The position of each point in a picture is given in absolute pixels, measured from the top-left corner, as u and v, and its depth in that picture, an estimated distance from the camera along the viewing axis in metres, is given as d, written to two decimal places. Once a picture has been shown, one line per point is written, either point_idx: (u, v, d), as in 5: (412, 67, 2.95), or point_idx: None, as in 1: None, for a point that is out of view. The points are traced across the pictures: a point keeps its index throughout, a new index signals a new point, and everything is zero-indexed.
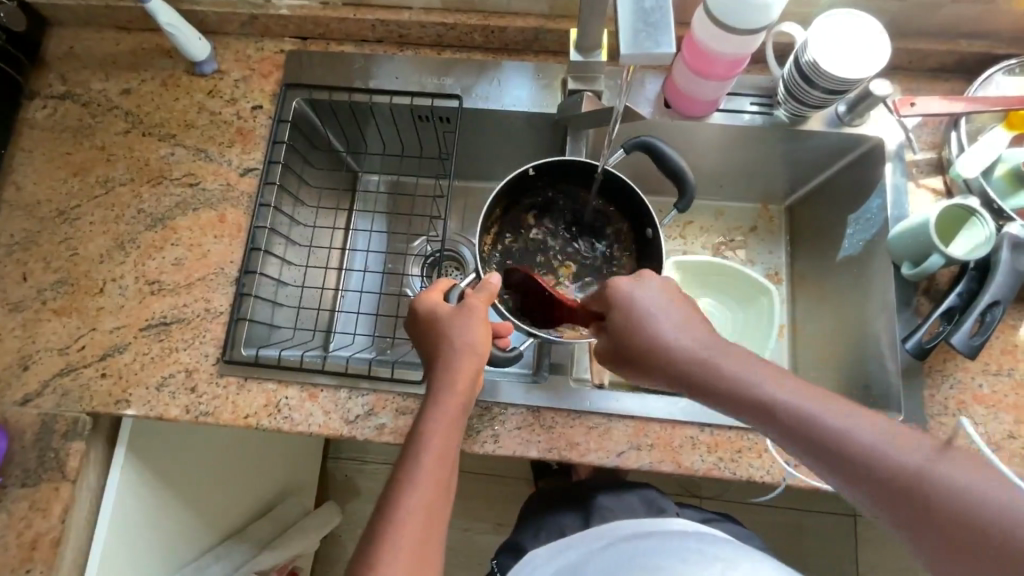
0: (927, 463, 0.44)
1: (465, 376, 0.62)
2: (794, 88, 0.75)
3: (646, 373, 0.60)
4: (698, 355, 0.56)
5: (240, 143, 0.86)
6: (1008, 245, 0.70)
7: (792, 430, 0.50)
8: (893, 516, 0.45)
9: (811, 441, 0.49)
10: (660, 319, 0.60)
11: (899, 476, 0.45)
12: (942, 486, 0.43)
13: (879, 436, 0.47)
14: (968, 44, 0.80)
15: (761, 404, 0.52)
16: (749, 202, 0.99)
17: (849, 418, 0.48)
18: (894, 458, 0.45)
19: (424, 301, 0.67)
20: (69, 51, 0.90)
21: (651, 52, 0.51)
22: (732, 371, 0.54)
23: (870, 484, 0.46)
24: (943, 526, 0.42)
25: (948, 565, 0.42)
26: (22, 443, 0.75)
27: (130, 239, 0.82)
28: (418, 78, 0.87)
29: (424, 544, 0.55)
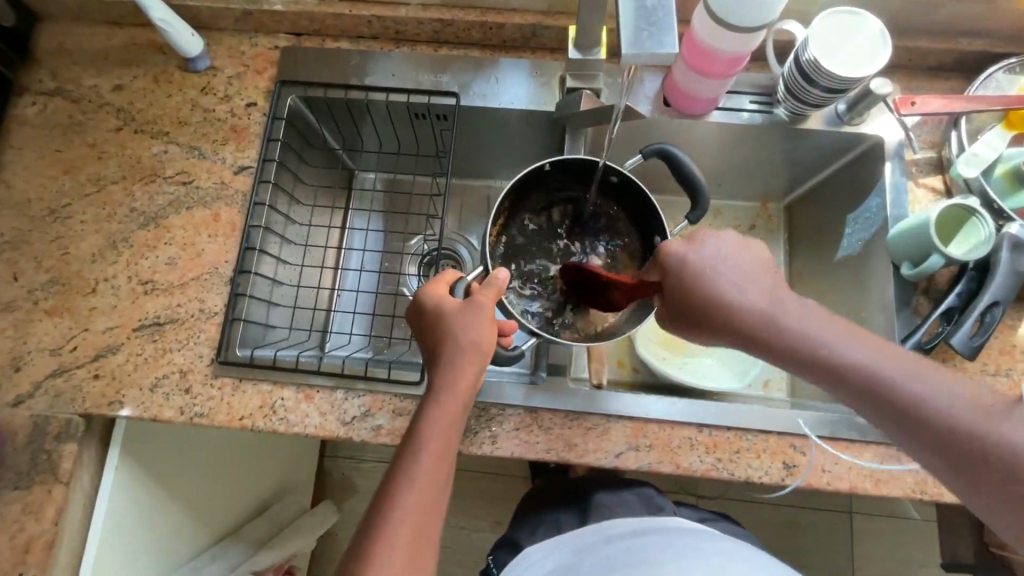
0: (994, 420, 0.49)
1: (468, 375, 0.61)
2: (794, 87, 0.75)
3: (707, 333, 0.62)
4: (771, 315, 0.58)
5: (234, 140, 0.85)
6: (1008, 245, 0.69)
7: (859, 386, 0.53)
8: (947, 464, 0.50)
9: (876, 397, 0.53)
10: (732, 281, 0.60)
11: (962, 431, 0.49)
12: (1007, 442, 0.48)
13: (945, 392, 0.51)
14: (968, 43, 0.80)
15: (834, 362, 0.55)
16: (748, 200, 0.98)
17: (919, 376, 0.52)
18: (967, 420, 0.49)
19: (430, 295, 0.65)
20: (59, 46, 0.89)
21: (654, 51, 0.51)
22: (804, 331, 0.56)
23: (941, 444, 0.50)
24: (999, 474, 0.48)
25: (1003, 515, 0.48)
26: (14, 445, 0.74)
27: (123, 238, 0.81)
28: (414, 75, 0.86)
29: (418, 542, 0.55)
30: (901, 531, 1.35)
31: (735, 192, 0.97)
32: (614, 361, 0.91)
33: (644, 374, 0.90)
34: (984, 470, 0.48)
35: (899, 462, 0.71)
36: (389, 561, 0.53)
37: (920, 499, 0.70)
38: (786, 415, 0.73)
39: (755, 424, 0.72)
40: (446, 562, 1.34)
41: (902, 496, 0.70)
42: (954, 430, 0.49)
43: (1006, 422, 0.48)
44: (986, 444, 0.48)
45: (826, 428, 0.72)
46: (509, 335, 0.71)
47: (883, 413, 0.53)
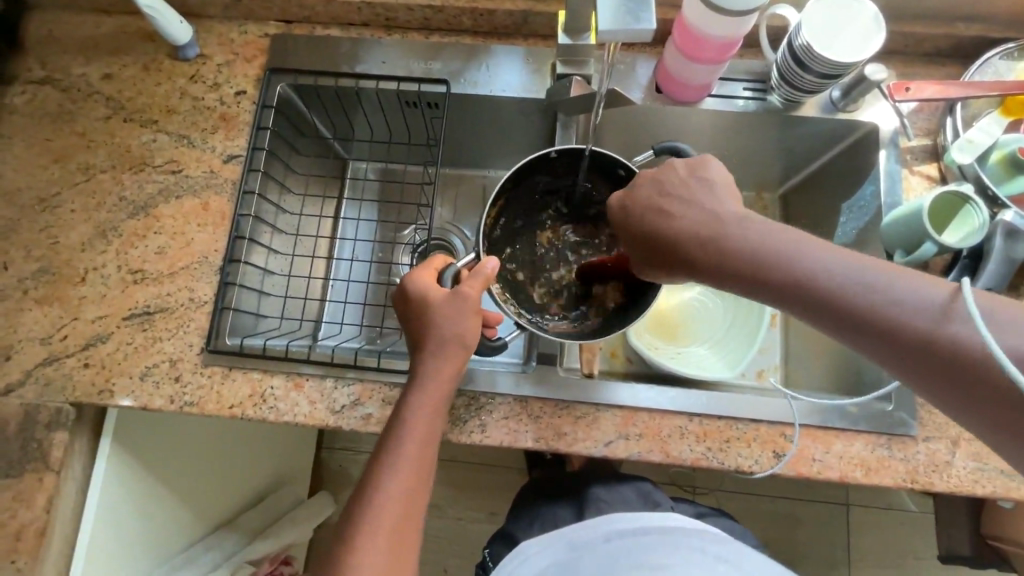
0: (943, 312, 0.46)
1: (450, 369, 0.62)
2: (788, 73, 0.74)
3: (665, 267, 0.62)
4: (713, 230, 0.58)
5: (224, 128, 0.84)
6: (1002, 232, 0.68)
7: (806, 296, 0.52)
8: (904, 366, 0.48)
9: (824, 306, 0.51)
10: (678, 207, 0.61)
11: (912, 332, 0.47)
12: (956, 333, 0.45)
13: (897, 290, 0.48)
14: (965, 28, 0.78)
15: (783, 272, 0.53)
16: (743, 190, 0.97)
17: (869, 276, 0.50)
18: (911, 307, 0.47)
19: (416, 282, 0.64)
20: (48, 34, 0.88)
21: (630, 28, 0.50)
22: (751, 244, 0.56)
23: (885, 335, 0.48)
24: (952, 370, 0.45)
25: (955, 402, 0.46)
26: (4, 433, 0.74)
27: (112, 227, 0.81)
28: (404, 63, 0.85)
29: (400, 531, 0.56)
30: (896, 524, 1.35)
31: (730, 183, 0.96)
32: (608, 352, 0.91)
33: (637, 365, 0.90)
34: (940, 368, 0.46)
35: (889, 451, 0.70)
36: (371, 550, 0.55)
37: (910, 489, 0.69)
38: (777, 404, 0.72)
39: (746, 413, 0.72)
40: (441, 554, 1.34)
41: (893, 485, 0.70)
42: (906, 329, 0.47)
43: (954, 316, 0.45)
44: (937, 339, 0.46)
45: (815, 415, 0.72)
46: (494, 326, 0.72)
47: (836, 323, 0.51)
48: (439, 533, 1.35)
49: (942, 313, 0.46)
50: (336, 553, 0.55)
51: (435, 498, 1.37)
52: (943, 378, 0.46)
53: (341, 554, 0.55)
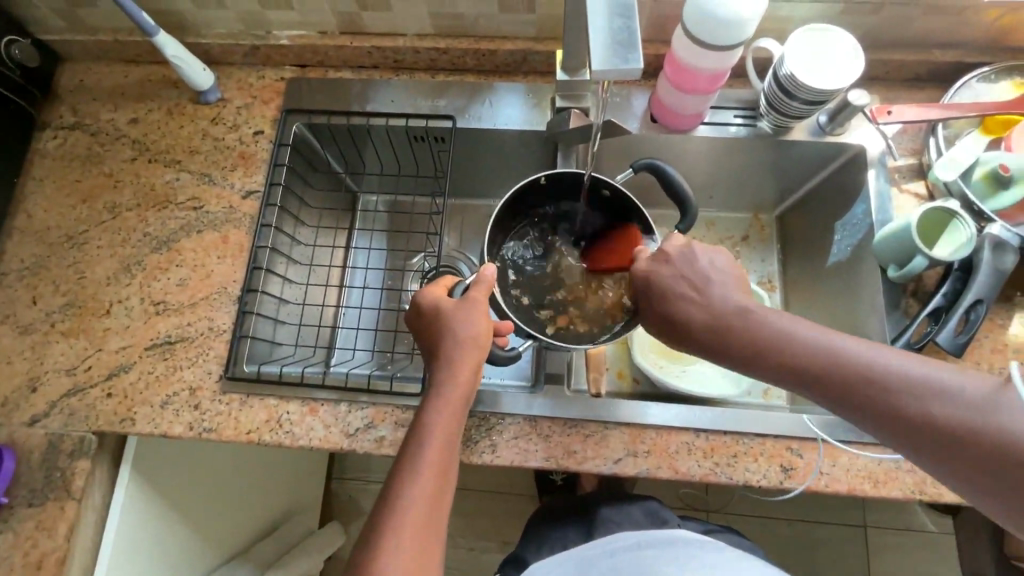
0: (991, 405, 0.46)
1: (468, 367, 0.64)
2: (775, 101, 0.78)
3: (683, 345, 0.63)
4: (724, 312, 0.60)
5: (242, 166, 0.89)
6: (990, 245, 0.71)
7: (841, 393, 0.53)
8: (940, 461, 0.48)
9: (853, 400, 0.52)
10: (694, 291, 0.62)
11: (956, 427, 0.47)
12: (1001, 431, 0.45)
13: (937, 384, 0.49)
14: (941, 54, 0.83)
15: (803, 367, 0.55)
16: (741, 213, 1.01)
17: (898, 372, 0.51)
18: (947, 405, 0.48)
19: (428, 295, 0.69)
20: (79, 84, 0.95)
21: (619, 68, 0.52)
22: (764, 336, 0.58)
23: (917, 434, 0.49)
24: (1000, 469, 0.45)
25: (1002, 500, 0.46)
26: (29, 464, 0.76)
27: (136, 261, 0.85)
28: (413, 101, 0.90)
29: (425, 533, 0.56)
30: (917, 545, 1.33)
31: (727, 205, 1.00)
32: (614, 372, 0.92)
33: (645, 385, 0.91)
34: (983, 468, 0.46)
35: (896, 463, 0.71)
36: (401, 542, 0.54)
37: (919, 500, 0.70)
38: (783, 417, 0.74)
39: (750, 428, 0.73)
40: None
41: (902, 497, 0.70)
42: (955, 432, 0.47)
43: (995, 411, 0.46)
44: (987, 435, 0.46)
45: (821, 429, 0.73)
46: (503, 335, 0.74)
47: (876, 423, 0.52)
48: (451, 564, 1.34)
49: (997, 406, 0.46)
50: (364, 551, 0.55)
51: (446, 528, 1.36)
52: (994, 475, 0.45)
53: (372, 549, 0.54)
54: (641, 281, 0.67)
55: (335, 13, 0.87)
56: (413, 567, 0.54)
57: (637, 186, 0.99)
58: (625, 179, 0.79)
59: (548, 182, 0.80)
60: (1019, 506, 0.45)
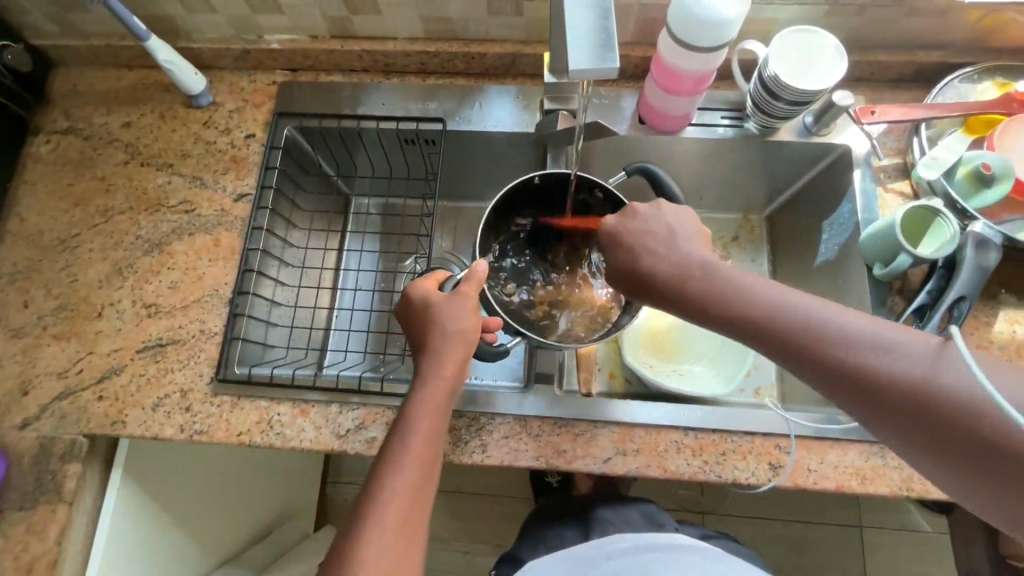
0: (935, 365, 0.47)
1: (454, 363, 0.64)
2: (761, 102, 0.79)
3: (648, 299, 0.65)
4: (687, 271, 0.62)
5: (234, 169, 0.90)
6: (973, 242, 0.71)
7: (788, 346, 0.54)
8: (878, 414, 0.50)
9: (801, 354, 0.53)
10: (660, 247, 0.64)
11: (899, 380, 0.48)
12: (944, 388, 0.46)
13: (885, 341, 0.50)
14: (924, 55, 0.84)
15: (755, 320, 0.56)
16: (730, 214, 1.02)
17: (848, 329, 0.52)
18: (893, 361, 0.49)
19: (418, 288, 0.69)
20: (72, 88, 0.95)
21: (599, 67, 0.52)
22: (721, 292, 0.59)
23: (861, 387, 0.50)
24: (935, 422, 0.46)
25: (937, 454, 0.47)
26: (20, 467, 0.76)
27: (128, 264, 0.85)
28: (403, 104, 0.91)
29: (407, 526, 0.56)
30: (912, 545, 1.33)
31: (717, 206, 1.01)
32: (606, 373, 0.92)
33: (636, 385, 0.91)
34: (919, 421, 0.47)
35: (883, 459, 0.72)
36: (383, 534, 0.55)
37: (906, 497, 0.70)
38: (773, 415, 0.74)
39: (739, 425, 0.74)
40: None
41: (889, 494, 0.71)
42: (896, 386, 0.48)
43: (938, 369, 0.47)
44: (927, 390, 0.47)
45: (810, 428, 0.73)
46: (493, 331, 0.74)
47: (820, 377, 0.52)
48: (447, 567, 1.34)
49: (940, 365, 0.47)
50: (346, 543, 0.55)
51: (441, 531, 1.36)
52: (932, 427, 0.47)
53: (354, 542, 0.55)
54: (609, 245, 0.69)
55: (325, 17, 0.88)
56: (394, 558, 0.54)
57: (628, 188, 1.00)
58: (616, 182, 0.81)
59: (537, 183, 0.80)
60: (951, 460, 0.46)
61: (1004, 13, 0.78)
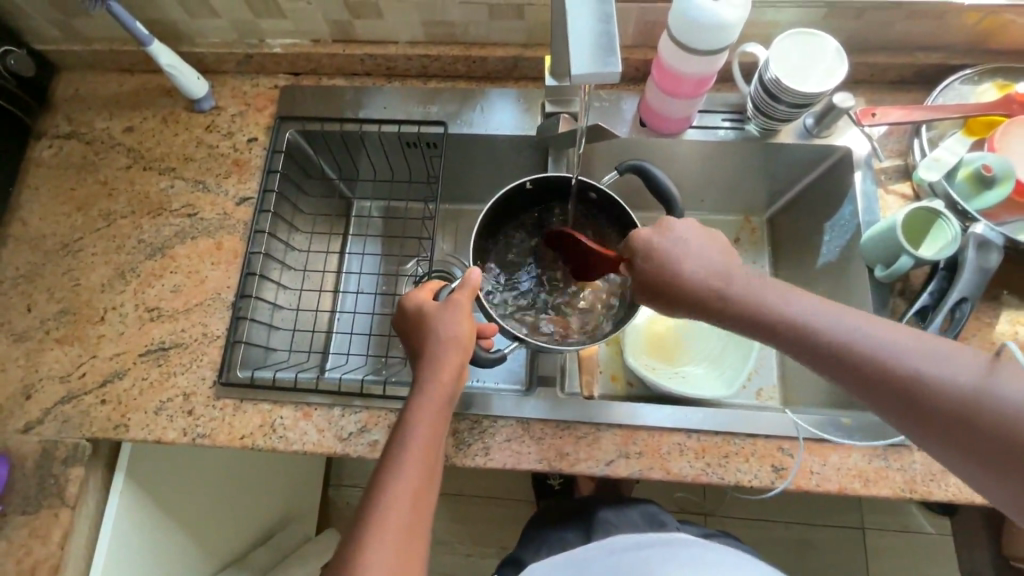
0: (984, 382, 0.48)
1: (451, 367, 0.64)
2: (761, 104, 0.79)
3: (681, 307, 0.63)
4: (723, 280, 0.61)
5: (236, 173, 0.90)
6: (974, 244, 0.71)
7: (833, 358, 0.54)
8: (924, 429, 0.50)
9: (844, 366, 0.53)
10: (694, 258, 0.63)
11: (941, 395, 0.49)
12: (993, 405, 0.47)
13: (929, 357, 0.51)
14: (924, 57, 0.85)
15: (796, 331, 0.56)
16: (732, 216, 1.02)
17: (892, 343, 0.52)
18: (941, 377, 0.49)
19: (412, 300, 0.69)
20: (75, 93, 0.96)
21: (600, 72, 0.52)
22: (761, 302, 0.58)
23: (905, 402, 0.50)
24: (984, 440, 0.47)
25: (981, 470, 0.48)
26: (23, 470, 0.76)
27: (130, 268, 0.85)
28: (404, 108, 0.91)
29: (409, 531, 0.56)
30: (915, 546, 1.33)
31: (718, 208, 1.01)
32: (609, 375, 0.92)
33: (638, 388, 0.91)
34: (966, 437, 0.48)
35: (886, 461, 0.72)
36: (387, 540, 0.55)
37: (910, 498, 0.70)
38: (775, 418, 0.74)
39: (742, 428, 0.74)
40: None
41: (893, 495, 0.71)
42: (943, 403, 0.49)
43: (988, 385, 0.48)
44: (974, 406, 0.47)
45: (813, 430, 0.73)
46: (490, 336, 0.75)
47: (864, 390, 0.53)
48: (450, 570, 1.34)
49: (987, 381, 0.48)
50: (349, 550, 0.55)
51: (443, 534, 1.36)
52: (978, 442, 0.47)
53: (355, 547, 0.55)
54: (641, 248, 0.65)
55: (327, 22, 0.88)
56: (398, 565, 0.54)
57: (629, 190, 1.00)
58: (609, 181, 0.80)
59: (540, 184, 0.80)
60: (997, 475, 0.47)
61: (1004, 15, 0.78)
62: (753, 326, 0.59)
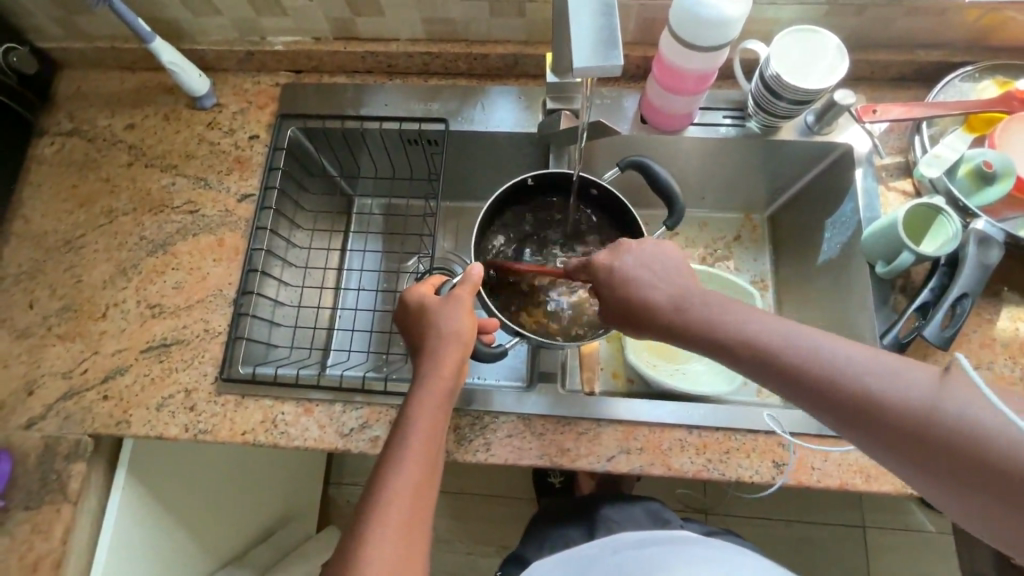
0: (934, 395, 0.45)
1: (452, 363, 0.64)
2: (762, 101, 0.79)
3: (645, 330, 0.64)
4: (681, 301, 0.61)
5: (238, 170, 0.90)
6: (975, 240, 0.71)
7: (789, 376, 0.52)
8: (886, 446, 0.47)
9: (799, 383, 0.52)
10: (654, 277, 0.64)
11: (895, 412, 0.46)
12: (944, 418, 0.44)
13: (880, 370, 0.49)
14: (925, 54, 0.85)
15: (753, 350, 0.55)
16: (733, 213, 1.02)
17: (845, 357, 0.50)
18: (892, 390, 0.47)
19: (414, 295, 0.70)
20: (77, 91, 0.96)
21: (602, 66, 0.52)
22: (718, 322, 0.58)
23: (862, 419, 0.48)
24: (944, 456, 0.44)
25: (951, 489, 0.44)
26: (24, 466, 0.77)
27: (132, 265, 0.86)
28: (406, 105, 0.92)
29: (410, 525, 0.56)
30: (916, 544, 1.33)
31: (719, 206, 1.01)
32: (609, 372, 0.92)
33: (639, 385, 0.91)
34: (924, 453, 0.45)
35: None
36: (387, 534, 0.55)
37: (911, 494, 0.70)
38: (775, 414, 0.74)
39: (743, 424, 0.74)
40: None
41: (894, 492, 0.71)
42: (897, 417, 0.46)
43: (940, 397, 0.45)
44: (925, 420, 0.45)
45: (814, 425, 0.73)
46: (491, 332, 0.75)
47: (822, 407, 0.50)
48: (451, 568, 1.34)
49: (938, 395, 0.45)
50: (351, 545, 0.55)
51: (444, 532, 1.36)
52: (933, 460, 0.44)
53: (357, 541, 0.55)
54: (602, 276, 0.66)
55: (328, 19, 0.89)
56: (399, 559, 0.54)
57: (630, 187, 1.00)
58: (610, 178, 0.80)
59: (541, 181, 0.81)
60: (968, 493, 0.43)
61: (1005, 11, 0.78)
62: (713, 346, 0.58)
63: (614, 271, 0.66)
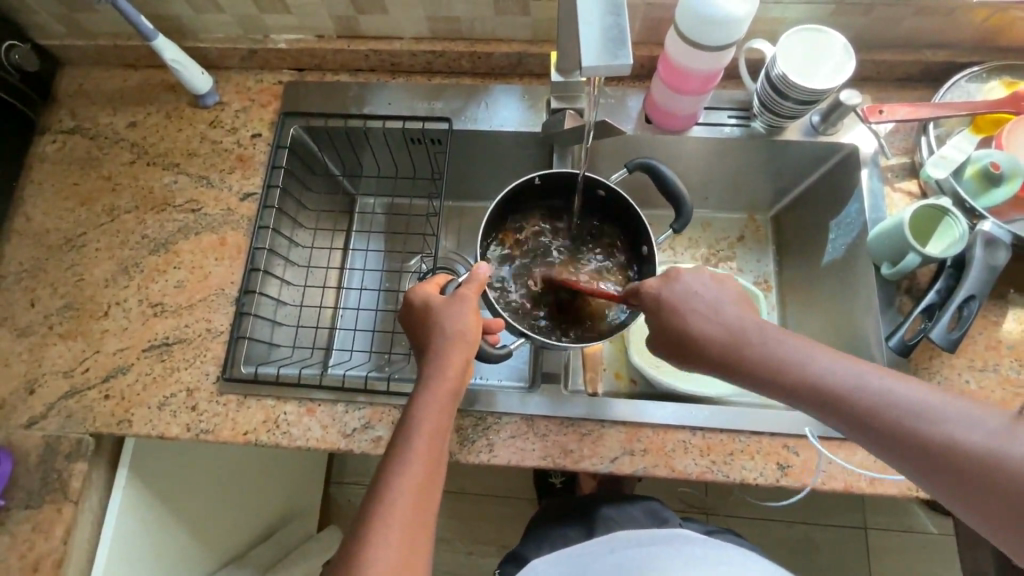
0: (1001, 442, 0.47)
1: (456, 363, 0.64)
2: (768, 101, 0.79)
3: (697, 363, 0.64)
4: (738, 335, 0.61)
5: (240, 169, 0.90)
6: (981, 242, 0.71)
7: (853, 416, 0.54)
8: (950, 488, 0.49)
9: (863, 424, 0.53)
10: (711, 310, 0.63)
11: (969, 458, 0.48)
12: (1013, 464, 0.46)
13: (948, 414, 0.50)
14: (932, 54, 0.84)
15: (814, 390, 0.56)
16: (737, 213, 1.01)
17: (911, 402, 0.52)
18: (959, 435, 0.49)
19: (419, 293, 0.69)
20: (79, 88, 0.95)
21: (610, 65, 0.52)
22: (776, 359, 0.58)
23: (927, 461, 0.50)
24: (1009, 501, 0.46)
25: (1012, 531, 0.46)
26: (25, 465, 0.76)
27: (134, 264, 0.85)
28: (410, 103, 0.91)
29: (413, 528, 0.56)
30: (917, 546, 1.32)
31: (723, 206, 1.00)
32: (612, 373, 0.92)
33: (641, 385, 0.91)
34: (988, 495, 0.47)
35: None
36: (390, 536, 0.54)
37: (916, 497, 0.70)
38: (778, 416, 0.74)
39: (747, 426, 0.73)
40: None
41: (899, 494, 0.70)
42: (965, 460, 0.48)
43: (1007, 442, 0.47)
44: (992, 466, 0.47)
45: (817, 427, 0.73)
46: (496, 332, 0.75)
47: (885, 446, 0.52)
48: (451, 569, 1.34)
49: (1006, 440, 0.47)
50: (353, 547, 0.55)
51: (444, 532, 1.36)
52: (998, 503, 0.46)
53: (359, 543, 0.54)
54: (649, 301, 0.66)
55: (332, 17, 0.88)
56: (401, 561, 0.54)
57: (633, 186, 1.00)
58: (616, 179, 0.79)
59: (546, 181, 0.79)
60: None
61: (1012, 12, 0.77)
62: (771, 382, 0.58)
63: (667, 299, 0.65)
